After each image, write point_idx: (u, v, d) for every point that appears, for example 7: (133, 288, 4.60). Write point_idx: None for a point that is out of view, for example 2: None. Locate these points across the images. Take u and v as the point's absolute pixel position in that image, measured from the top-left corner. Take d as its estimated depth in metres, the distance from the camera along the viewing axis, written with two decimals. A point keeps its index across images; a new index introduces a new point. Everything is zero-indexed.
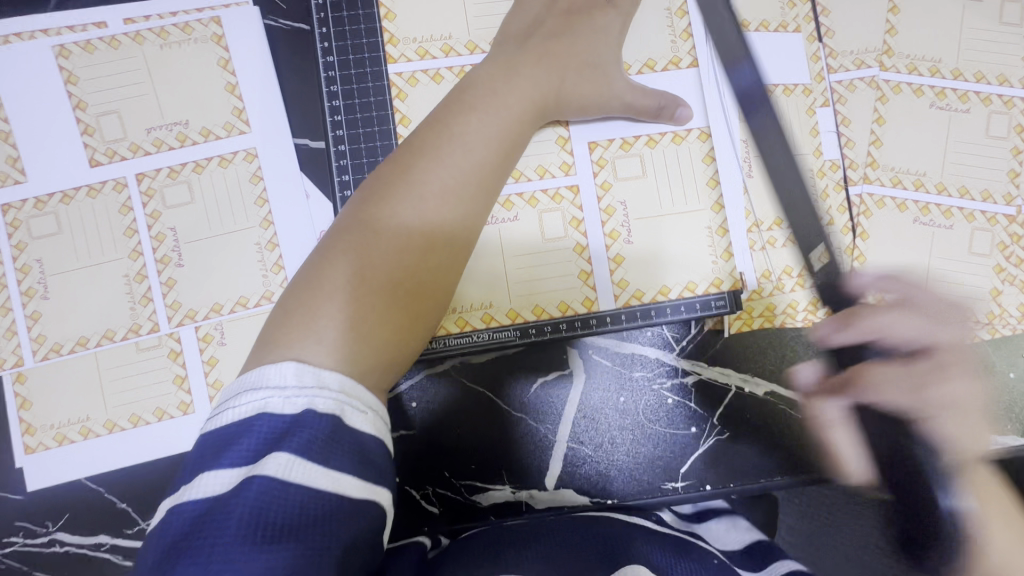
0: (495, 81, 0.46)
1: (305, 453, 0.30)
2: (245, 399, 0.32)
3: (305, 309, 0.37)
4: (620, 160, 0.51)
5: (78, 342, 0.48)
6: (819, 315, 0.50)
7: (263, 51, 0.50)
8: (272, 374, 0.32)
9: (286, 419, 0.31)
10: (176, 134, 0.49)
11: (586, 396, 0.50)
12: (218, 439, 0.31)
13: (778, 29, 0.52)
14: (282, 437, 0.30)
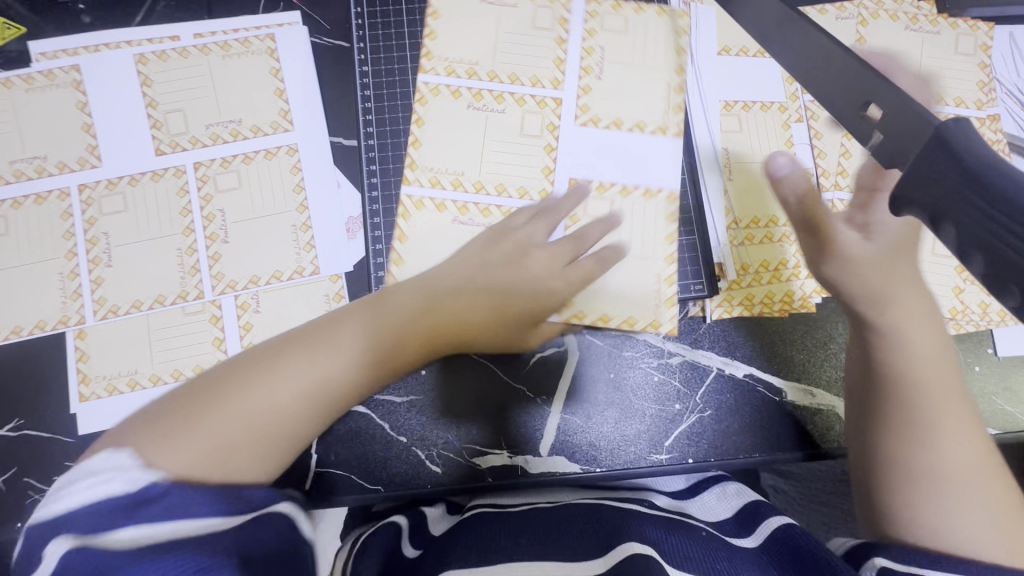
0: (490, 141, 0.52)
1: (169, 512, 0.31)
2: (86, 485, 0.31)
3: (222, 402, 0.37)
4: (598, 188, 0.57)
5: (134, 305, 0.54)
6: (792, 305, 0.56)
7: (309, 62, 0.58)
8: (106, 461, 0.33)
9: (135, 495, 0.31)
10: (230, 130, 0.57)
11: (579, 371, 0.56)
12: (49, 527, 0.30)
13: (755, 54, 0.59)
14: (135, 508, 0.31)
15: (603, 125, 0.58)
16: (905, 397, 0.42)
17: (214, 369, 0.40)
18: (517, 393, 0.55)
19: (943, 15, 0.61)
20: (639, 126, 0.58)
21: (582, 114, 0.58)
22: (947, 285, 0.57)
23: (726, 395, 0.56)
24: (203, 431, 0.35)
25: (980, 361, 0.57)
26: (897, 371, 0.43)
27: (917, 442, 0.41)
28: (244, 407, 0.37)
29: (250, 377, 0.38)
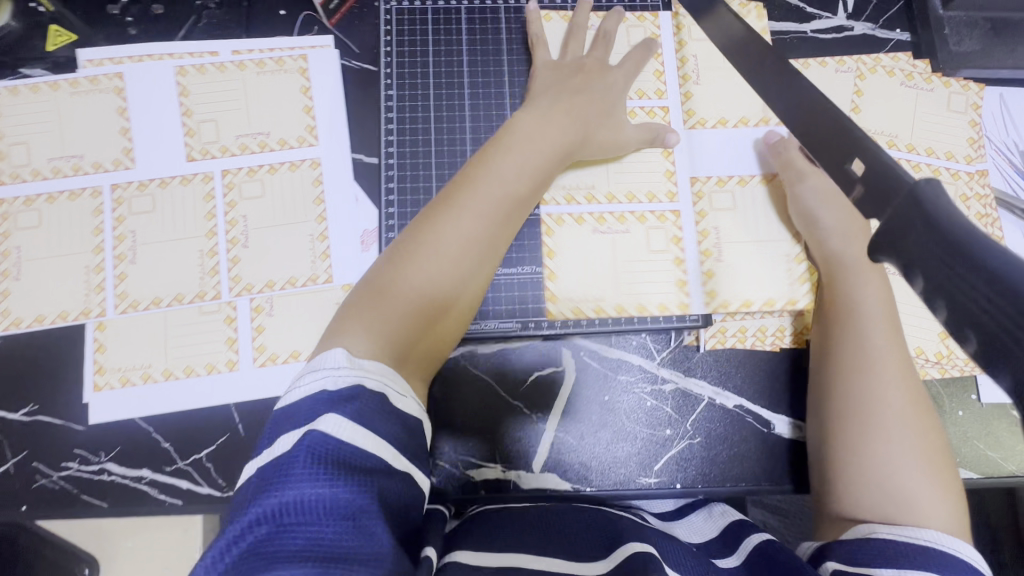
0: (523, 131, 0.55)
1: (358, 420, 0.37)
2: (306, 380, 0.39)
3: (359, 307, 0.45)
4: (716, 194, 0.61)
5: (152, 301, 0.57)
6: (783, 340, 0.59)
7: (337, 83, 0.62)
8: (329, 359, 0.40)
9: (342, 395, 0.38)
10: (585, 194, 0.60)
11: (576, 391, 0.57)
12: (286, 415, 0.38)
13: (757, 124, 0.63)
14: (345, 404, 0.38)
15: (710, 125, 0.63)
16: (857, 339, 0.53)
17: (365, 282, 0.47)
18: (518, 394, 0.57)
19: (936, 74, 0.65)
20: (742, 122, 0.63)
21: (689, 118, 0.63)
22: (933, 330, 0.59)
23: (714, 424, 0.58)
24: (363, 333, 0.43)
25: (964, 407, 0.59)
26: (855, 310, 0.54)
27: (859, 381, 0.51)
28: (370, 320, 0.44)
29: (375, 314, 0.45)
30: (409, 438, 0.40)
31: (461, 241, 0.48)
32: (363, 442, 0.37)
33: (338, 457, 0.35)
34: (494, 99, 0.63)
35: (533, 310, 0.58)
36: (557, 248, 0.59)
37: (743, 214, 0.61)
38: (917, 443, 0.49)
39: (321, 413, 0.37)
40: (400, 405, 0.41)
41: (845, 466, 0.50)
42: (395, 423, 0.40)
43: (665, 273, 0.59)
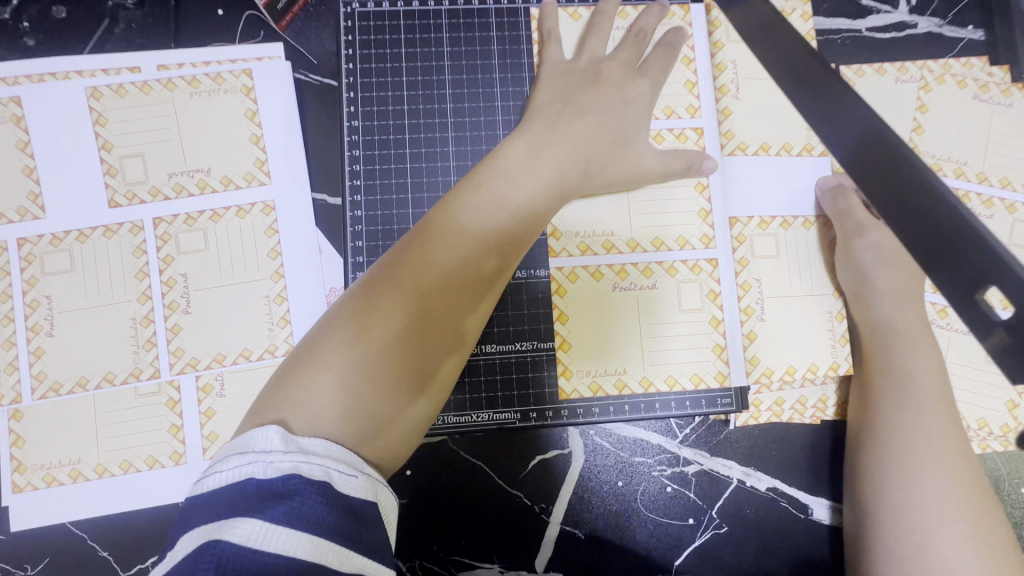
0: (510, 160, 0.43)
1: (287, 521, 0.28)
2: (232, 463, 0.31)
3: (308, 360, 0.35)
4: (758, 239, 0.50)
5: (78, 383, 0.47)
6: (827, 414, 0.49)
7: (291, 105, 0.50)
8: (258, 439, 0.31)
9: (271, 486, 0.29)
10: (602, 242, 0.49)
11: (585, 477, 0.49)
12: (201, 508, 0.30)
13: (800, 153, 0.50)
14: (273, 499, 0.29)
15: (751, 152, 0.50)
16: (908, 407, 0.44)
17: (316, 324, 0.38)
18: (516, 483, 0.49)
19: (1016, 85, 0.54)
20: (785, 149, 0.50)
21: (727, 142, 0.50)
22: (1000, 399, 0.50)
23: (746, 510, 0.49)
24: (308, 400, 0.33)
25: None
26: (910, 380, 0.44)
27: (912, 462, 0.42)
28: (319, 379, 0.34)
29: (335, 343, 0.36)
30: (363, 534, 0.30)
31: (446, 250, 0.39)
32: (292, 547, 0.28)
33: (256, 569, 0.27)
34: (484, 129, 0.51)
35: (535, 396, 0.48)
36: (570, 310, 0.49)
37: (788, 264, 0.50)
38: (969, 517, 0.40)
39: (240, 513, 0.28)
40: (352, 491, 0.31)
41: (875, 539, 0.42)
42: (344, 518, 0.30)
43: (691, 338, 0.49)
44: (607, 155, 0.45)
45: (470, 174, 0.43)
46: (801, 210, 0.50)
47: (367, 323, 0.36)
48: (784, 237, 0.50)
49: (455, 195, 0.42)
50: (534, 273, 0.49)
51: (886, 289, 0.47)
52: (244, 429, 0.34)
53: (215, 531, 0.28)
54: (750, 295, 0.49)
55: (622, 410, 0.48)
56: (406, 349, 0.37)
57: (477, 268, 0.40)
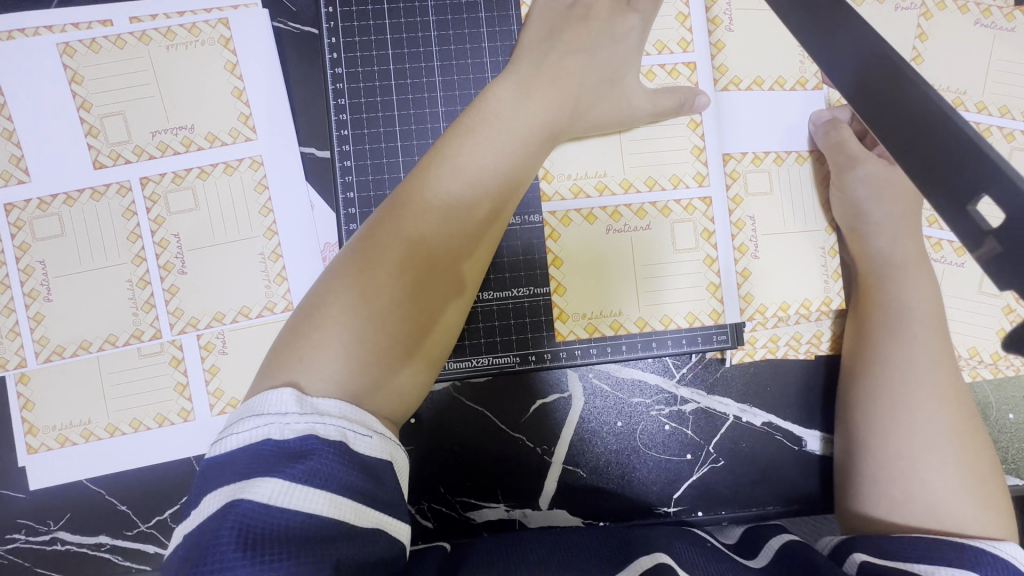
0: (498, 102, 0.42)
1: (308, 480, 0.29)
2: (247, 425, 0.31)
3: (314, 316, 0.36)
4: (752, 175, 0.49)
5: (81, 346, 0.48)
6: (822, 348, 0.50)
7: (272, 55, 0.49)
8: (271, 401, 0.32)
9: (289, 447, 0.30)
10: (596, 183, 0.48)
11: (585, 418, 0.50)
12: (217, 470, 0.30)
13: (793, 87, 0.49)
14: (292, 459, 0.30)
15: (744, 87, 0.49)
16: (902, 340, 0.44)
17: (320, 283, 0.38)
18: (518, 426, 0.50)
19: (1020, 8, 0.52)
20: (779, 83, 0.49)
21: (720, 77, 0.49)
22: (990, 327, 0.50)
23: (742, 445, 0.50)
24: (319, 358, 0.34)
25: (1016, 409, 0.52)
26: (906, 312, 0.45)
27: (905, 392, 0.43)
28: (329, 338, 0.35)
29: (338, 301, 0.36)
30: (378, 490, 0.31)
31: (441, 203, 0.39)
32: (314, 505, 0.29)
33: (277, 526, 0.28)
34: (471, 73, 0.49)
35: (532, 340, 0.49)
36: (565, 255, 0.49)
37: (782, 200, 0.49)
38: (954, 440, 0.41)
39: (258, 473, 0.29)
40: (367, 450, 0.32)
41: (864, 466, 0.43)
42: (361, 476, 0.31)
43: (686, 277, 0.49)
44: (596, 95, 0.45)
45: (459, 121, 0.42)
46: (794, 144, 0.50)
47: (369, 279, 0.37)
48: (779, 173, 0.50)
49: (446, 143, 0.41)
50: (530, 219, 0.49)
51: (881, 221, 0.47)
52: (257, 388, 0.34)
53: (234, 492, 0.28)
54: (745, 233, 0.49)
55: (619, 350, 0.49)
56: (413, 301, 0.37)
57: (475, 217, 0.40)
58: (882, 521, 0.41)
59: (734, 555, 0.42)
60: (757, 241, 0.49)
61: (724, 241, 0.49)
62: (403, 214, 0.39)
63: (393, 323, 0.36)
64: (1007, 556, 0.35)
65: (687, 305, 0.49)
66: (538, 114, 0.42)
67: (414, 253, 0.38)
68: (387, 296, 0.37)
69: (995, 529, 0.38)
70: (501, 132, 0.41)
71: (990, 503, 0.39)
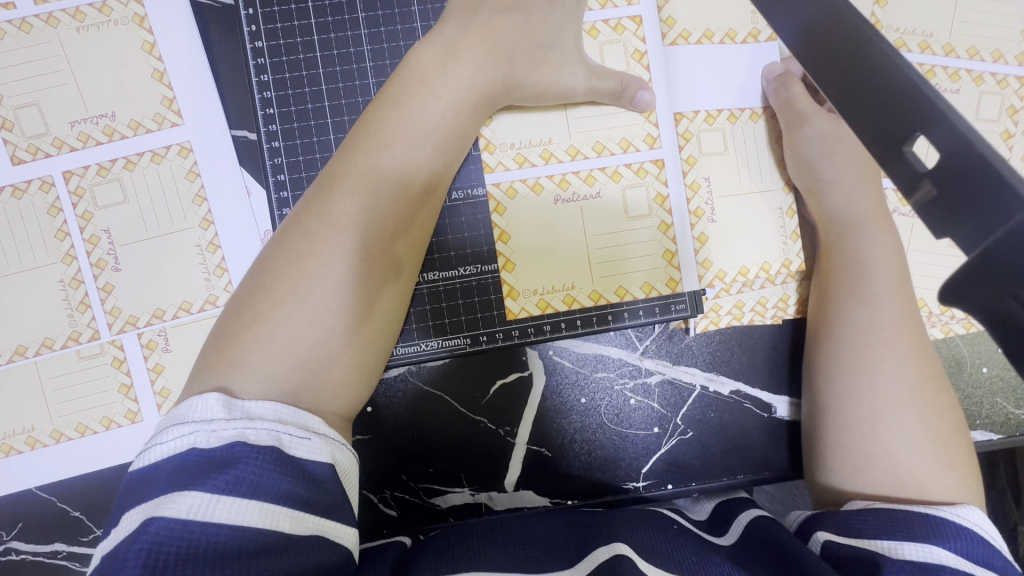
0: (426, 68, 0.39)
1: (233, 490, 0.27)
2: (171, 436, 0.29)
3: (248, 307, 0.34)
4: (705, 134, 0.47)
5: (16, 351, 0.46)
6: (787, 313, 0.48)
7: (189, 32, 0.46)
8: (198, 407, 0.29)
9: (215, 455, 0.28)
10: (541, 151, 0.46)
11: (546, 398, 0.49)
12: (138, 485, 0.28)
13: (745, 40, 0.47)
14: (217, 469, 0.27)
15: (694, 41, 0.46)
16: (862, 300, 0.43)
17: (249, 276, 0.36)
18: (478, 409, 0.48)
19: None
20: (729, 37, 0.47)
21: (668, 31, 0.46)
22: None
23: (710, 415, 0.49)
24: (245, 353, 0.32)
25: (989, 362, 0.50)
26: (866, 270, 0.43)
27: (868, 357, 0.41)
28: (256, 331, 0.33)
29: (274, 289, 0.34)
30: (317, 495, 0.29)
31: (381, 181, 0.37)
32: (240, 516, 0.26)
33: (192, 546, 0.25)
34: (402, 40, 0.46)
35: (485, 320, 0.47)
36: (511, 229, 0.47)
37: (737, 159, 0.47)
38: (914, 400, 0.40)
39: (179, 486, 0.27)
40: (305, 455, 0.30)
41: (826, 433, 0.42)
42: (295, 481, 0.28)
43: (642, 245, 0.47)
44: (531, 56, 0.42)
45: (384, 91, 0.39)
46: (749, 100, 0.47)
47: (310, 265, 0.35)
48: (733, 130, 0.47)
49: (371, 116, 0.38)
50: (473, 193, 0.46)
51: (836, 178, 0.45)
52: (187, 391, 0.33)
53: (151, 509, 0.26)
54: (701, 195, 0.47)
55: (575, 325, 0.47)
56: (358, 286, 0.36)
57: (409, 196, 0.38)
58: (842, 487, 0.40)
59: (705, 534, 0.41)
60: (714, 204, 0.47)
61: (681, 205, 0.47)
62: (345, 189, 0.36)
63: (334, 311, 0.34)
64: (970, 523, 0.34)
65: (644, 276, 0.47)
66: (469, 80, 0.39)
67: (356, 234, 0.36)
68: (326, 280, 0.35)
69: (957, 490, 0.37)
70: (427, 102, 0.38)
71: (952, 463, 0.39)
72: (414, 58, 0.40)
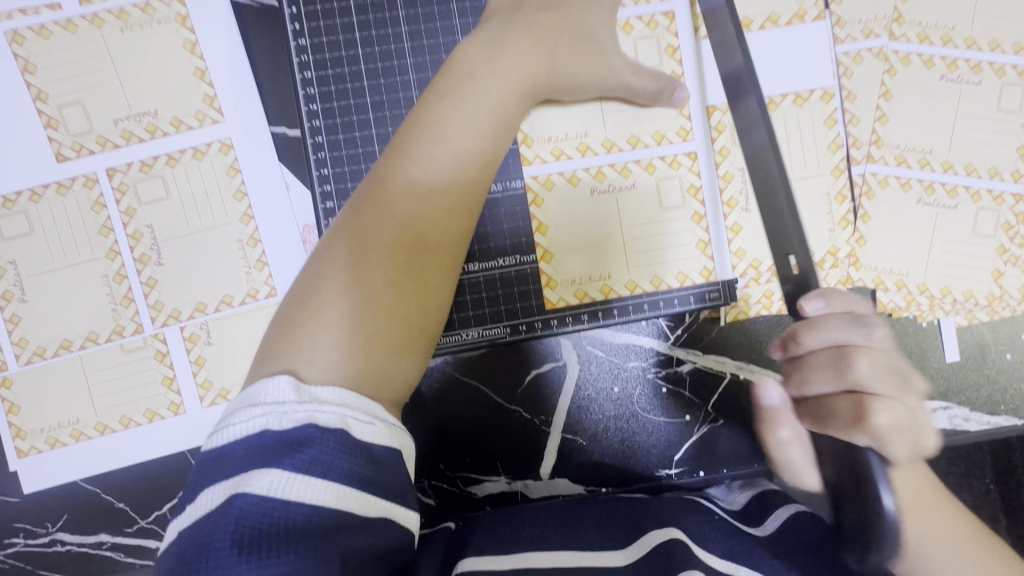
0: (470, 64, 0.40)
1: (308, 470, 0.28)
2: (243, 417, 0.30)
3: (308, 296, 0.35)
4: None
5: (62, 345, 0.47)
6: (818, 301, 0.49)
7: (232, 30, 0.47)
8: (269, 390, 0.30)
9: (289, 437, 0.29)
10: (578, 144, 0.47)
11: (580, 387, 0.50)
12: (214, 463, 0.29)
13: (790, 21, 0.50)
14: (291, 449, 0.28)
15: None
16: None
17: (308, 269, 0.37)
18: (515, 399, 0.49)
19: None
20: (772, 20, 0.50)
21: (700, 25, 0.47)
22: (985, 269, 0.49)
23: (741, 402, 0.50)
24: (309, 341, 0.33)
25: (1015, 350, 0.50)
26: None
27: None
28: (317, 317, 0.34)
29: (333, 278, 0.35)
30: (383, 477, 0.30)
31: (427, 172, 0.38)
32: (315, 495, 0.28)
33: (274, 522, 0.27)
34: (441, 36, 0.47)
35: (522, 310, 0.48)
36: (549, 221, 0.48)
37: (775, 147, 0.49)
38: None
39: (257, 465, 0.28)
40: (371, 438, 0.30)
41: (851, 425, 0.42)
42: (365, 464, 0.29)
43: (676, 235, 0.48)
44: (569, 51, 0.43)
45: (431, 86, 0.40)
46: (790, 86, 0.50)
47: (367, 255, 0.36)
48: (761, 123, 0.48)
49: (419, 111, 0.39)
50: (511, 185, 0.47)
51: None
52: (253, 377, 0.34)
53: (233, 486, 0.28)
54: (733, 186, 0.48)
55: (610, 314, 0.48)
56: (412, 275, 0.37)
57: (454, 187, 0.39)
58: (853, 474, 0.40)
59: (737, 521, 0.42)
60: (746, 195, 0.48)
61: (715, 196, 0.48)
62: (396, 180, 0.37)
63: (391, 298, 0.36)
64: None
65: (679, 266, 0.48)
66: (513, 74, 0.40)
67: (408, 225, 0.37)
68: (382, 269, 0.36)
69: None
70: (472, 96, 0.39)
71: None
72: (459, 54, 0.41)
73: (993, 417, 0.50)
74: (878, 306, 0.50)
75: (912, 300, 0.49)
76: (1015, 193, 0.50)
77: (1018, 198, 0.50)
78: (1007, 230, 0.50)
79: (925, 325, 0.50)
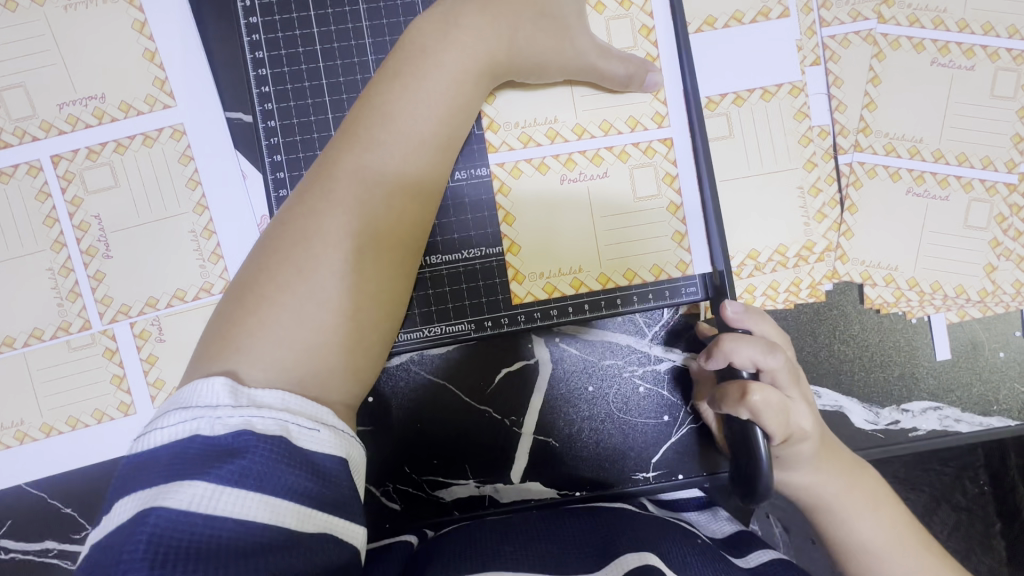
0: (427, 43, 0.38)
1: (239, 482, 0.25)
2: (171, 421, 0.27)
3: (247, 288, 0.33)
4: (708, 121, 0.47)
5: (4, 342, 0.44)
6: (801, 297, 0.47)
7: (181, 9, 0.44)
8: (202, 392, 0.27)
9: (221, 444, 0.26)
10: (546, 130, 0.45)
11: (552, 386, 0.47)
12: (137, 471, 0.26)
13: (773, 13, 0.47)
14: (221, 458, 0.26)
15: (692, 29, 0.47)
16: None
17: (251, 260, 0.34)
18: (483, 399, 0.47)
19: None
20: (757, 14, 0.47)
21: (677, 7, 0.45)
22: (977, 263, 0.47)
23: None
24: (243, 336, 0.31)
25: (1007, 347, 0.48)
26: None
27: None
28: (254, 310, 0.32)
29: (275, 269, 0.33)
30: (325, 489, 0.28)
31: (382, 156, 0.35)
32: (244, 510, 0.25)
33: (195, 539, 0.24)
34: (402, 16, 0.45)
35: (489, 306, 0.46)
36: (516, 211, 0.45)
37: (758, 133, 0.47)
38: None
39: (181, 475, 0.25)
40: (313, 446, 0.28)
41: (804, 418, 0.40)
42: (304, 475, 0.27)
43: (650, 226, 0.46)
44: (535, 31, 0.40)
45: (385, 66, 0.38)
46: (756, 81, 0.47)
47: (312, 243, 0.33)
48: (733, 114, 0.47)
49: (372, 92, 0.37)
50: (476, 173, 0.45)
51: None
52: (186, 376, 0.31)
53: (150, 498, 0.25)
54: None
55: (581, 310, 0.46)
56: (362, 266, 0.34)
57: (410, 172, 0.37)
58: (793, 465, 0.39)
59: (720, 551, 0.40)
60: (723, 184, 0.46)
61: (690, 185, 0.46)
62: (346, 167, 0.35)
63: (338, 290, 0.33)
64: None
65: (653, 259, 0.46)
66: (472, 53, 0.38)
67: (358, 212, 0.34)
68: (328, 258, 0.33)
69: None
70: (428, 76, 0.37)
71: None
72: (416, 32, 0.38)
73: (986, 419, 0.48)
74: (864, 301, 0.48)
75: (901, 296, 0.47)
76: (1009, 184, 0.47)
77: (1011, 189, 0.47)
78: (1000, 221, 0.47)
79: (914, 321, 0.48)
